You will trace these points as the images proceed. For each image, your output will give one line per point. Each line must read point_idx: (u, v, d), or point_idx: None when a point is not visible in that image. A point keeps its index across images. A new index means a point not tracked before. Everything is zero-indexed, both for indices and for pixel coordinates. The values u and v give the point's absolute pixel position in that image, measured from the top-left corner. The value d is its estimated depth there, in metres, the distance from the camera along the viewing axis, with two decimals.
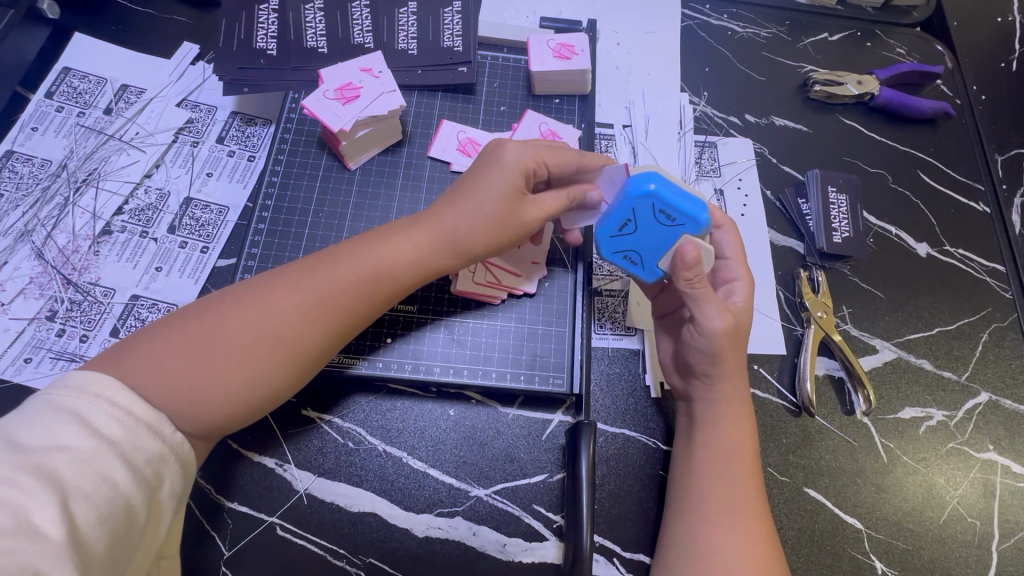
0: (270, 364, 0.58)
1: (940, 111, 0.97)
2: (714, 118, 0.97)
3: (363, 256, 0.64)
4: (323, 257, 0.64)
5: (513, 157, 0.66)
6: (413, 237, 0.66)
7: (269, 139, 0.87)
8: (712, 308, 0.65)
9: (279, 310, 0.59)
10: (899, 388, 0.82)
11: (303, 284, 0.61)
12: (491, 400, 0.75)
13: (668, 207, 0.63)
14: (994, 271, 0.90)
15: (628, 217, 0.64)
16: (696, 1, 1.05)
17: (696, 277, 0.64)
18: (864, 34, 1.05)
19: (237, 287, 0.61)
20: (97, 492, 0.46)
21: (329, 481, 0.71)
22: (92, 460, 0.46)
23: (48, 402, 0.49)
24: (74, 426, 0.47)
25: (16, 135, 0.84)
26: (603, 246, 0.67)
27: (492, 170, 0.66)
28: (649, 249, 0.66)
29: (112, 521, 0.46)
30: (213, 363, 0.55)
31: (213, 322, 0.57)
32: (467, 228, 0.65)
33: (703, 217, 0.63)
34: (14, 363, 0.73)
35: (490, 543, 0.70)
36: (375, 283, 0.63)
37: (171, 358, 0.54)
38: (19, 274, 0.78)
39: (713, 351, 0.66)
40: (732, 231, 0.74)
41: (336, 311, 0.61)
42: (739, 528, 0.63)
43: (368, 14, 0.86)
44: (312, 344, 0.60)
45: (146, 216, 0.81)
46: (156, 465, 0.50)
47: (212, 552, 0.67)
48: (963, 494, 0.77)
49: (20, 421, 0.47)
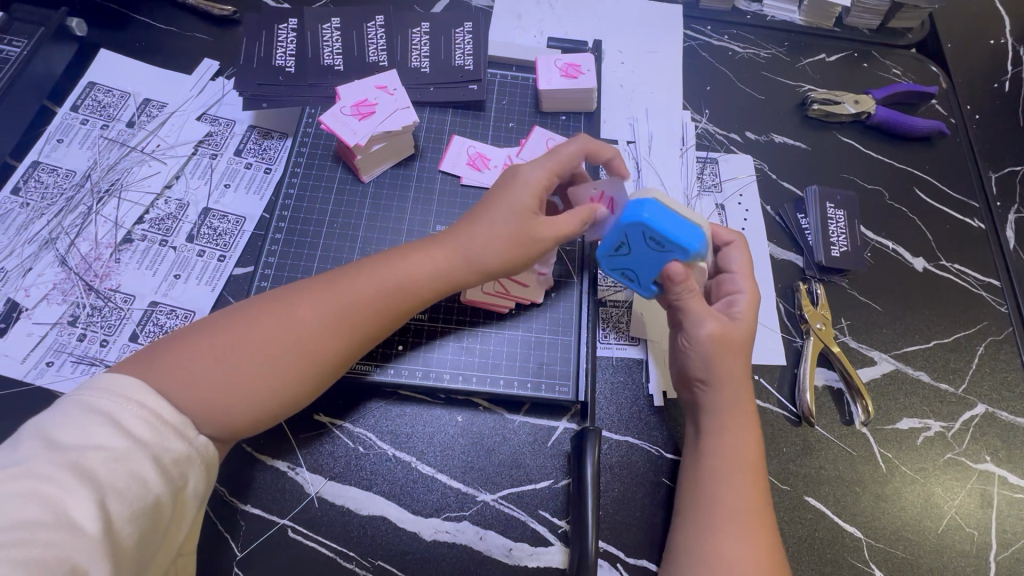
0: (292, 373, 0.60)
1: (935, 129, 1.00)
2: (716, 136, 1.00)
3: (382, 268, 0.67)
4: (345, 271, 0.67)
5: (526, 176, 0.70)
6: (431, 253, 0.69)
7: (285, 152, 0.90)
8: (701, 318, 0.71)
9: (302, 320, 0.62)
10: (897, 399, 0.83)
11: (325, 297, 0.64)
12: (498, 407, 0.77)
13: (658, 235, 0.68)
14: (989, 286, 0.92)
15: (622, 240, 0.70)
16: (697, 23, 1.09)
17: (685, 291, 0.71)
18: (861, 55, 1.08)
19: (263, 297, 0.64)
20: (129, 490, 0.48)
21: (339, 484, 0.72)
22: (124, 459, 0.49)
23: (83, 404, 0.51)
24: (106, 426, 0.50)
25: (42, 147, 0.87)
26: (603, 263, 0.74)
27: (507, 190, 0.70)
28: (643, 269, 0.72)
29: (143, 518, 0.49)
30: (238, 371, 0.58)
31: (238, 331, 0.60)
32: (484, 243, 0.68)
33: (694, 245, 0.68)
34: (36, 366, 0.75)
35: (496, 547, 0.71)
36: (393, 295, 0.66)
37: (197, 366, 0.57)
38: (42, 280, 0.81)
39: (703, 356, 0.71)
40: (741, 247, 0.78)
41: (358, 323, 0.64)
42: (743, 534, 0.64)
43: (382, 34, 0.90)
44: (332, 353, 0.62)
45: (166, 226, 0.84)
46: (182, 465, 0.52)
47: (225, 554, 0.69)
48: (961, 504, 0.79)
49: (58, 420, 0.50)
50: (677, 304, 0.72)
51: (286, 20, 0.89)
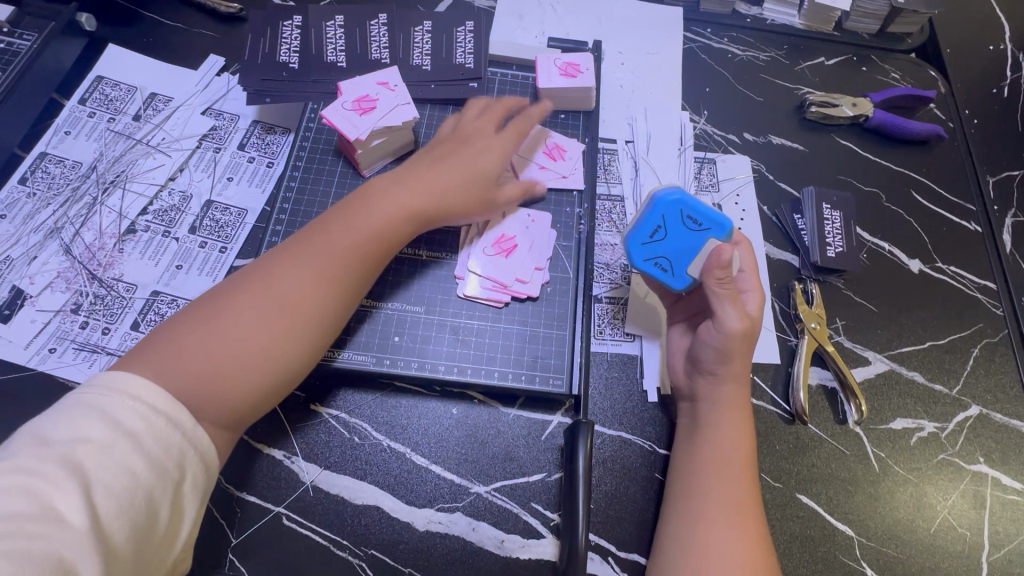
0: (284, 331, 0.62)
1: (933, 133, 1.00)
2: (714, 136, 1.01)
3: (353, 221, 0.69)
4: (316, 230, 0.69)
5: (483, 131, 0.80)
6: (400, 202, 0.72)
7: (288, 147, 0.91)
8: (731, 308, 0.72)
9: (285, 280, 0.64)
10: (891, 399, 0.84)
11: (303, 256, 0.66)
12: (492, 400, 0.78)
13: (695, 214, 0.75)
14: (985, 288, 0.92)
15: (658, 225, 0.76)
16: (697, 25, 1.10)
17: (725, 278, 0.72)
18: (860, 59, 1.09)
19: (240, 274, 0.65)
20: (118, 483, 0.49)
21: (334, 474, 0.73)
22: (113, 452, 0.50)
23: (79, 400, 0.52)
24: (98, 420, 0.51)
25: (50, 138, 0.89)
26: (635, 253, 0.77)
27: (465, 140, 0.78)
28: (679, 255, 0.76)
29: (134, 512, 0.49)
30: (231, 341, 0.60)
31: (226, 305, 0.62)
32: (447, 197, 0.74)
33: (728, 224, 0.75)
34: (39, 353, 0.76)
35: (488, 539, 0.72)
36: (371, 247, 0.69)
37: (193, 344, 0.59)
38: (47, 268, 0.82)
39: (724, 348, 0.72)
40: (748, 247, 0.79)
41: (341, 277, 0.66)
42: (730, 525, 0.66)
43: (385, 32, 0.91)
44: (319, 309, 0.65)
45: (169, 217, 0.85)
46: (176, 458, 0.53)
47: (221, 541, 0.69)
48: (953, 504, 0.79)
49: (51, 419, 0.51)
50: (711, 295, 0.73)
51: (291, 18, 0.91)
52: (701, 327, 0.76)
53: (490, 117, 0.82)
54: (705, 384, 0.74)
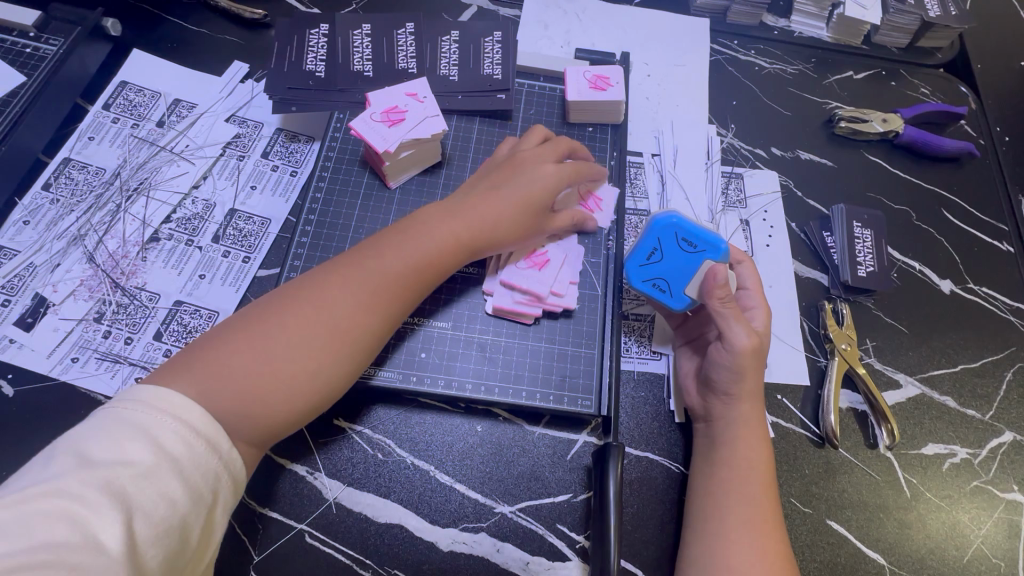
0: (327, 354, 0.61)
1: (964, 150, 0.99)
2: (741, 151, 0.99)
3: (403, 243, 0.69)
4: (367, 249, 0.68)
5: (537, 155, 0.78)
6: (450, 228, 0.71)
7: (312, 156, 0.90)
8: (738, 326, 0.71)
9: (334, 302, 0.63)
10: (923, 423, 0.82)
11: (352, 276, 0.65)
12: (518, 418, 0.77)
13: (688, 236, 0.76)
14: (1018, 310, 0.90)
15: (654, 248, 0.77)
16: (724, 37, 1.08)
17: (726, 297, 0.73)
18: (889, 73, 1.07)
19: (291, 287, 0.65)
20: (156, 510, 0.48)
21: (357, 490, 0.72)
22: (153, 476, 0.49)
23: (117, 416, 0.51)
24: (140, 440, 0.50)
25: (74, 144, 0.88)
26: (632, 275, 0.78)
27: (518, 165, 0.77)
28: (676, 275, 0.76)
29: (168, 539, 0.48)
30: (275, 360, 0.59)
31: (273, 320, 0.61)
32: (492, 227, 0.73)
33: (722, 245, 0.76)
34: (61, 362, 0.76)
35: (514, 561, 0.70)
36: (419, 274, 0.68)
37: (237, 359, 0.58)
38: (69, 276, 0.81)
39: (736, 366, 0.71)
40: (751, 265, 0.80)
41: (387, 301, 0.65)
42: (755, 543, 0.65)
43: (412, 41, 0.90)
44: (361, 334, 0.64)
45: (192, 226, 0.85)
46: (212, 482, 0.52)
47: (242, 558, 0.68)
48: (987, 533, 0.77)
49: (90, 436, 0.50)
50: (714, 314, 0.73)
51: (318, 26, 0.90)
52: (710, 347, 0.75)
53: (551, 147, 0.79)
54: (718, 404, 0.73)
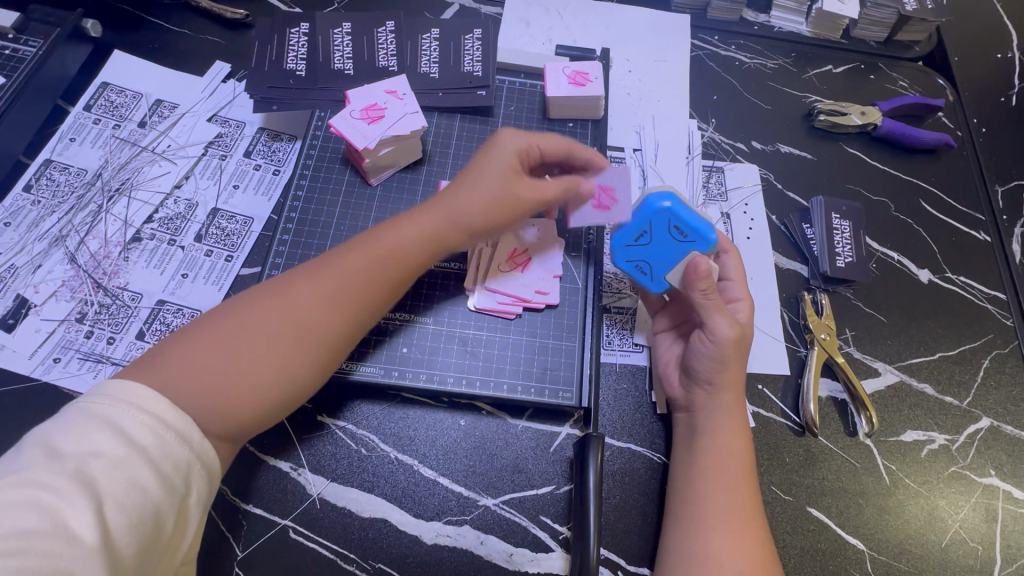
0: (293, 351, 0.61)
1: (941, 141, 1.00)
2: (722, 145, 1.00)
3: (372, 245, 0.69)
4: (336, 251, 0.69)
5: (508, 137, 0.76)
6: (420, 222, 0.71)
7: (294, 154, 0.91)
8: (721, 317, 0.72)
9: (300, 302, 0.63)
10: (901, 411, 0.83)
11: (319, 276, 0.66)
12: (501, 412, 0.77)
13: (680, 224, 0.74)
14: (995, 299, 0.92)
15: (644, 229, 0.76)
16: (705, 32, 1.09)
17: (708, 288, 0.73)
18: (867, 66, 1.09)
19: (259, 288, 0.65)
20: (128, 499, 0.48)
21: (341, 486, 0.72)
22: (124, 466, 0.49)
23: (84, 410, 0.51)
24: (108, 432, 0.50)
25: (55, 145, 0.88)
26: (618, 253, 0.78)
27: (489, 150, 0.75)
28: (660, 260, 0.76)
29: (142, 527, 0.49)
30: (240, 358, 0.59)
31: (238, 318, 0.61)
32: (470, 209, 0.72)
33: (712, 235, 0.73)
34: (43, 362, 0.76)
35: (497, 552, 0.71)
36: (387, 268, 0.68)
37: (202, 355, 0.58)
38: (51, 277, 0.81)
39: (719, 356, 0.72)
40: (735, 255, 0.81)
41: (354, 299, 0.66)
42: (732, 529, 0.66)
43: (392, 39, 0.91)
44: (327, 329, 0.64)
45: (175, 225, 0.85)
46: (183, 472, 0.52)
47: (226, 554, 0.69)
48: (964, 517, 0.78)
49: (60, 429, 0.50)
50: (697, 304, 0.73)
51: (299, 25, 0.91)
52: (693, 335, 0.76)
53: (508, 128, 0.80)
54: (702, 395, 0.73)
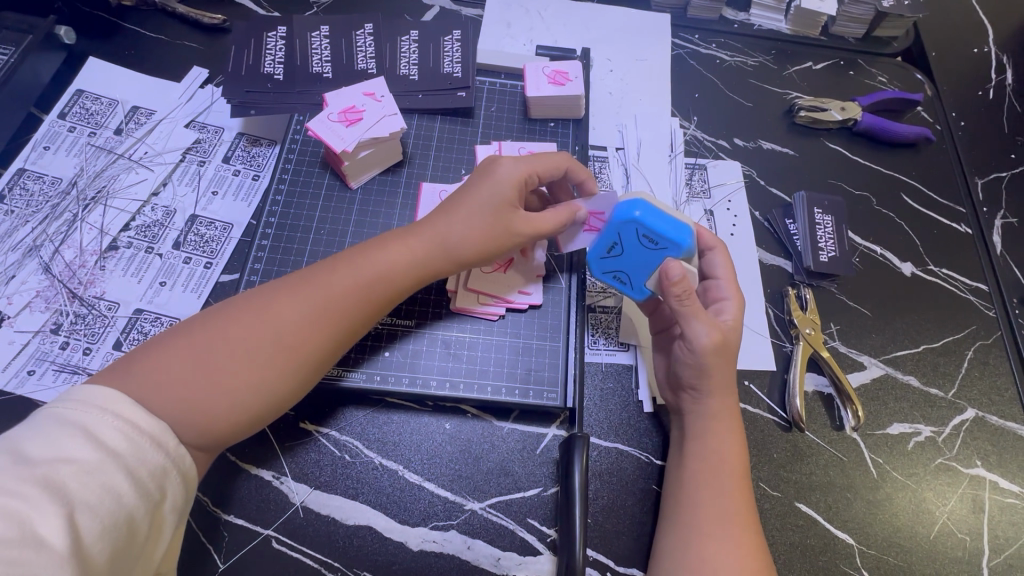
0: (274, 367, 0.60)
1: (921, 135, 1.01)
2: (704, 143, 1.00)
3: (360, 259, 0.68)
4: (324, 265, 0.67)
5: (507, 164, 0.72)
6: (408, 244, 0.70)
7: (274, 159, 0.90)
8: (700, 325, 0.69)
9: (284, 317, 0.62)
10: (887, 404, 0.83)
11: (304, 290, 0.64)
12: (486, 414, 0.76)
13: (650, 232, 0.70)
14: (977, 290, 0.92)
15: (615, 241, 0.72)
16: (685, 31, 1.10)
17: (685, 295, 0.69)
18: (847, 63, 1.09)
19: (242, 297, 0.64)
20: (102, 504, 0.47)
21: (325, 494, 0.71)
22: (96, 471, 0.48)
23: (55, 417, 0.50)
24: (80, 438, 0.49)
25: (28, 154, 0.87)
26: (594, 267, 0.75)
27: (485, 178, 0.72)
28: (637, 270, 0.73)
29: (114, 534, 0.48)
30: (218, 372, 0.58)
31: (219, 330, 0.60)
32: (461, 238, 0.70)
33: (687, 241, 0.70)
34: (16, 375, 0.74)
35: (485, 557, 0.70)
36: (373, 285, 0.67)
37: (179, 367, 0.57)
38: (26, 287, 0.80)
39: (701, 365, 0.70)
40: (722, 253, 0.77)
41: (340, 314, 0.64)
42: (720, 525, 0.65)
43: (371, 42, 0.91)
44: (310, 353, 0.62)
45: (152, 232, 0.84)
46: (159, 478, 0.51)
47: (207, 566, 0.67)
48: (952, 509, 0.78)
49: (29, 435, 0.49)
50: (675, 312, 0.70)
51: (276, 29, 0.90)
52: (678, 343, 0.74)
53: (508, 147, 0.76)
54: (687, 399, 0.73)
